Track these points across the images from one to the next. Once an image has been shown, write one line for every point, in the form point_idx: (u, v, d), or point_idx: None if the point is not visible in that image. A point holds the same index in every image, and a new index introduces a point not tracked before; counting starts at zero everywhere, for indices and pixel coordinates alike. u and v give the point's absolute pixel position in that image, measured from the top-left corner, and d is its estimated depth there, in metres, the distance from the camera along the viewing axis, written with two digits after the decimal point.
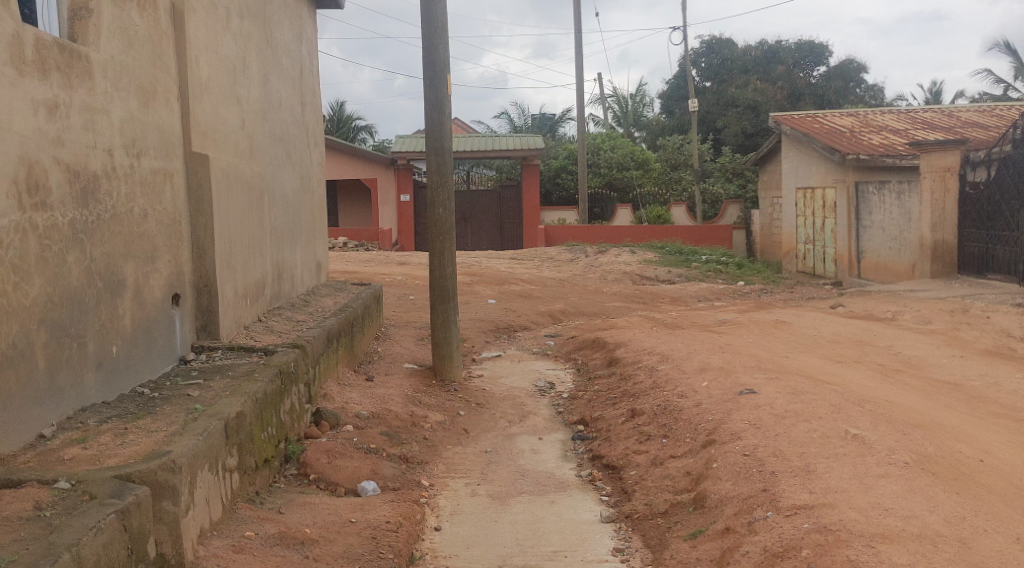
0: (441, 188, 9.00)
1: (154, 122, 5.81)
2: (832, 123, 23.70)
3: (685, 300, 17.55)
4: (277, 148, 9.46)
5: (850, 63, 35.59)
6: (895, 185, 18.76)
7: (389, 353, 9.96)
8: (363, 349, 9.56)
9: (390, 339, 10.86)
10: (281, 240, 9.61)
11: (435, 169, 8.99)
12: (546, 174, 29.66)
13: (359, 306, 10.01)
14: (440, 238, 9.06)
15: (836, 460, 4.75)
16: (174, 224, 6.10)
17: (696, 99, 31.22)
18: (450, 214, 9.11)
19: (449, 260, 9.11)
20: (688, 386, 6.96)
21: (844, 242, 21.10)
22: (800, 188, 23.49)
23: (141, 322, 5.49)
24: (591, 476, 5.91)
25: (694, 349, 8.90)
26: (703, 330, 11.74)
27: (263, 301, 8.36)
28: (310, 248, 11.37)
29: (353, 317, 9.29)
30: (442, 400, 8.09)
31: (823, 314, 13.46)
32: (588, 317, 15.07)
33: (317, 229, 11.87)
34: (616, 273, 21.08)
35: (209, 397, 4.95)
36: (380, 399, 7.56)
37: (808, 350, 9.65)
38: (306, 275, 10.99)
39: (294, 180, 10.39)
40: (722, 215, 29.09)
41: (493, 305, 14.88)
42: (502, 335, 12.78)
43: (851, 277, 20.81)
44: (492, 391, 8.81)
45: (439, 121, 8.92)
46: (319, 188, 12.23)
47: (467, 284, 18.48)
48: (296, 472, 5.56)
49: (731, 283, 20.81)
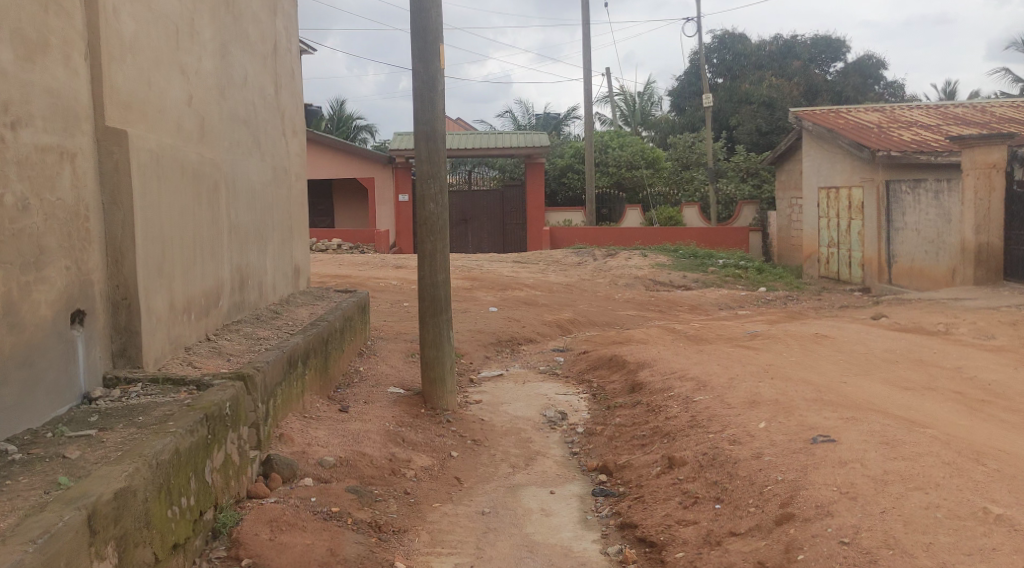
0: (432, 180, 7.58)
1: (44, 83, 4.41)
2: (856, 119, 22.24)
3: (704, 308, 16.12)
4: (240, 135, 8.06)
5: (869, 59, 34.15)
6: (932, 184, 17.31)
7: (373, 374, 8.52)
8: (339, 371, 8.13)
9: (377, 356, 9.43)
10: (247, 242, 8.21)
11: (426, 157, 7.57)
12: (552, 173, 28.19)
13: (340, 319, 8.61)
14: (432, 237, 7.62)
15: (983, 559, 3.36)
16: (75, 218, 4.70)
17: (710, 95, 29.79)
18: (444, 211, 7.66)
19: (441, 264, 7.65)
20: (741, 426, 5.50)
21: (873, 244, 19.64)
22: (822, 188, 22.03)
23: (14, 351, 4.07)
24: (622, 555, 4.48)
25: (735, 371, 7.44)
26: (734, 346, 10.27)
27: (216, 314, 6.96)
28: (287, 250, 9.98)
29: (329, 330, 7.87)
30: (431, 437, 6.64)
31: (865, 326, 11.99)
32: (599, 328, 13.61)
33: (295, 229, 10.44)
34: (628, 278, 19.65)
35: (88, 463, 3.51)
36: (352, 437, 6.11)
37: (865, 374, 8.20)
38: (282, 281, 9.59)
39: (265, 173, 9.01)
40: (737, 216, 27.67)
41: (495, 314, 13.46)
42: (503, 350, 11.32)
43: (881, 283, 19.36)
44: (492, 423, 7.38)
45: (431, 100, 7.51)
46: (298, 184, 10.76)
47: (468, 289, 17.06)
48: (226, 553, 4.14)
49: (752, 289, 19.35)
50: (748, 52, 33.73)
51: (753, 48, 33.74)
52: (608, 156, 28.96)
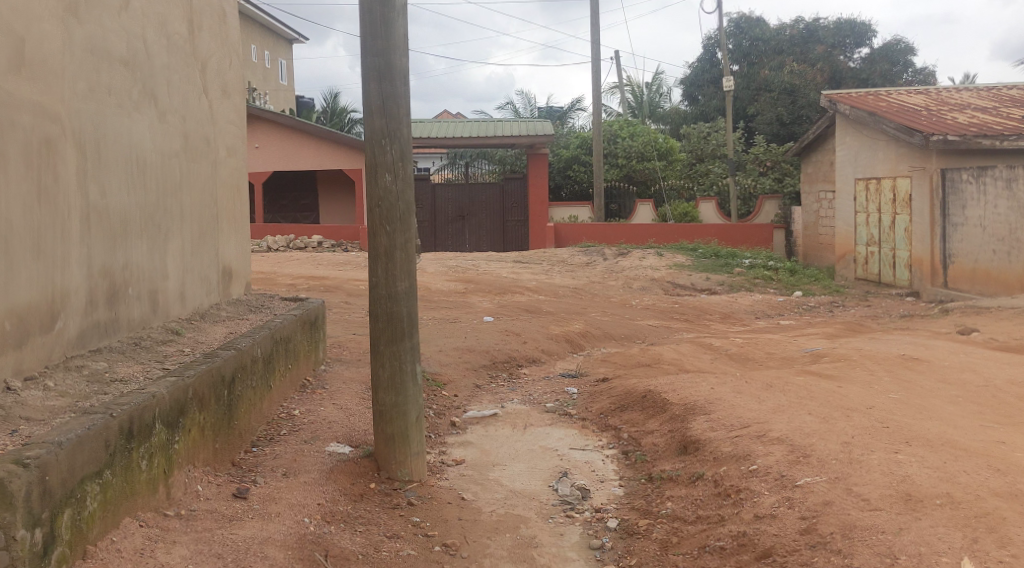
0: (389, 140, 5.07)
1: None
2: (900, 101, 19.67)
3: (739, 317, 13.64)
4: (117, 81, 5.62)
5: (896, 45, 31.26)
6: (1001, 172, 14.95)
7: (309, 421, 6.02)
8: (255, 420, 5.62)
9: (326, 391, 6.92)
10: (129, 234, 5.78)
11: (378, 106, 5.07)
12: (555, 165, 25.63)
13: (266, 343, 6.13)
14: (388, 227, 5.12)
15: None
16: None
17: (730, 79, 27.23)
18: (405, 185, 5.16)
19: (402, 265, 5.15)
20: (922, 563, 3.14)
21: (923, 243, 17.18)
22: (859, 179, 19.49)
23: None
24: None
25: (841, 426, 4.96)
26: (802, 374, 7.80)
27: (41, 344, 4.52)
28: (208, 245, 7.52)
29: (241, 362, 5.36)
30: (376, 546, 4.17)
31: (956, 343, 9.51)
32: (616, 343, 11.09)
33: (222, 218, 7.94)
34: (643, 280, 17.21)
35: None
36: (235, 560, 3.63)
37: (1013, 424, 5.74)
38: (197, 287, 7.14)
39: (168, 141, 6.58)
40: (758, 212, 25.07)
41: (489, 325, 10.96)
42: (498, 376, 8.81)
43: (933, 287, 16.89)
44: (477, 505, 4.91)
45: (386, 20, 5.01)
46: (230, 161, 8.28)
47: (460, 293, 14.61)
48: None
49: (787, 293, 16.92)
50: (767, 37, 31.18)
51: (773, 32, 31.18)
52: (617, 147, 26.59)
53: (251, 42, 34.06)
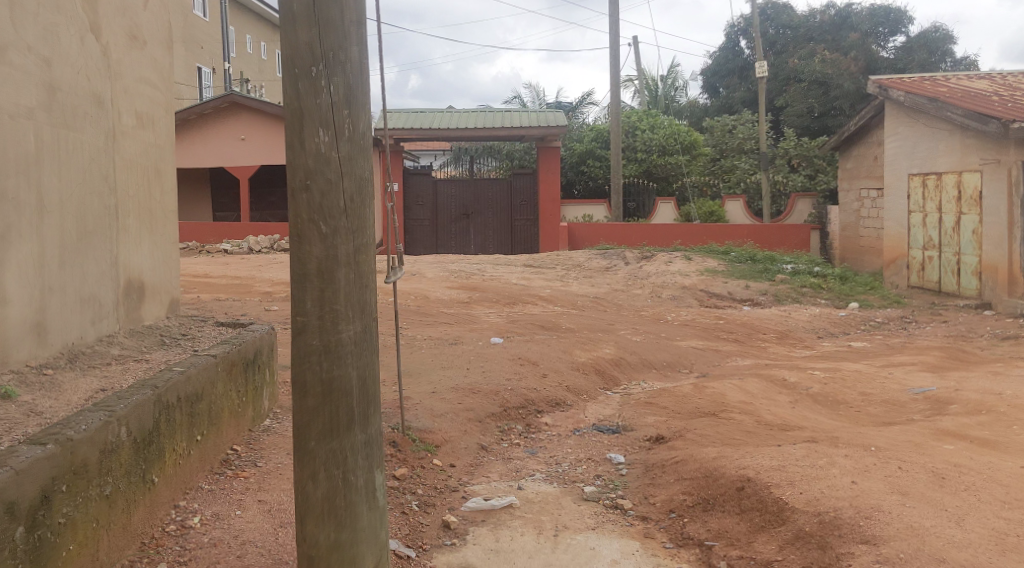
0: (322, 70, 2.78)
1: None
2: (963, 86, 17.26)
3: (797, 337, 11.30)
4: None
5: (936, 31, 28.52)
6: None
7: (209, 542, 3.71)
8: (107, 553, 3.33)
9: (255, 473, 4.61)
10: None
11: (304, 6, 2.76)
12: (568, 160, 23.26)
13: (148, 412, 3.79)
14: (322, 227, 2.81)
15: None
16: None
17: (760, 65, 24.61)
18: (352, 152, 2.86)
19: (348, 295, 2.86)
20: None
21: (997, 247, 14.82)
22: (913, 173, 17.07)
23: None
24: None
25: None
26: (951, 439, 5.47)
27: None
28: (100, 249, 5.22)
29: (69, 464, 3.08)
30: None
31: None
32: (658, 373, 8.80)
33: (126, 212, 5.64)
34: (673, 287, 14.93)
35: None
36: None
37: None
38: (74, 312, 4.86)
39: (12, 93, 4.30)
40: (791, 212, 22.61)
41: (499, 349, 8.64)
42: (513, 428, 6.49)
43: (1011, 298, 14.55)
44: None
45: None
46: (143, 134, 5.97)
47: (463, 305, 12.33)
48: None
49: (839, 305, 14.58)
50: (796, 24, 28.85)
51: (802, 18, 28.85)
52: (637, 140, 23.82)
53: (246, 31, 31.75)
